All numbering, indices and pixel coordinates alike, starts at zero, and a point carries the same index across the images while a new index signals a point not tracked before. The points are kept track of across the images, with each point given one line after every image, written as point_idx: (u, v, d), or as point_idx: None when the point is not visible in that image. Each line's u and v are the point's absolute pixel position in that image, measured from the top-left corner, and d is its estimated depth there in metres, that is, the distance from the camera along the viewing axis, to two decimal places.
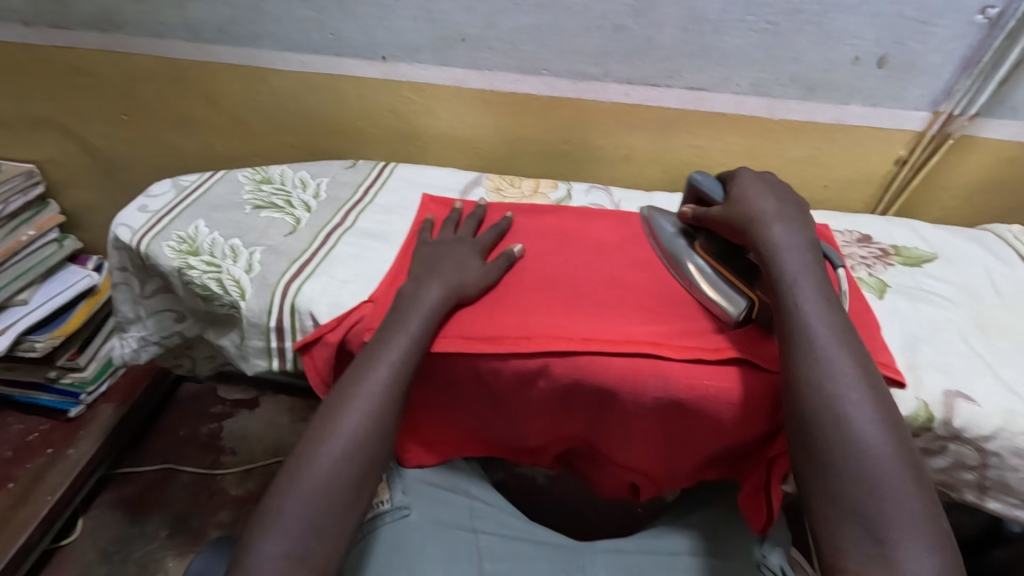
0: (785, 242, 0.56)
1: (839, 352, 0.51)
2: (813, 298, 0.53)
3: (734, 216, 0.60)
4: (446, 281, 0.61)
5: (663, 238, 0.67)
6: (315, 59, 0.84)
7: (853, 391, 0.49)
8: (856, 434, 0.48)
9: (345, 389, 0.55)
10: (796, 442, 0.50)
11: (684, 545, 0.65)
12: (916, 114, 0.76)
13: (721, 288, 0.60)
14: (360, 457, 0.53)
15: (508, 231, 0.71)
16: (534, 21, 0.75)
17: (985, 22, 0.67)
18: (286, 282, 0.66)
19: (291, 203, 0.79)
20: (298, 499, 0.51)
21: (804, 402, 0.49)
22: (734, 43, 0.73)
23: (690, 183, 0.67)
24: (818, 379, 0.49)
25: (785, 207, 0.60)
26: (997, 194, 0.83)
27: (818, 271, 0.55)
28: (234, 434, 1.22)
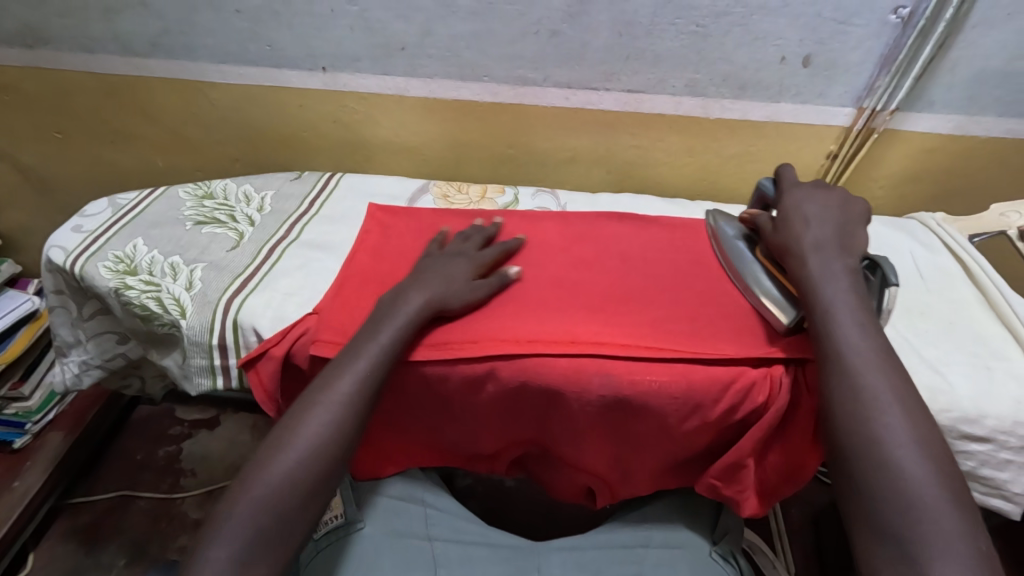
0: (820, 268, 0.55)
1: (878, 374, 0.48)
2: (848, 320, 0.51)
3: (775, 238, 0.59)
4: (426, 292, 0.60)
5: (724, 240, 0.68)
6: (254, 70, 0.83)
7: (892, 413, 0.47)
8: (892, 456, 0.45)
9: (311, 397, 0.54)
10: (834, 464, 0.48)
11: (637, 536, 0.66)
12: (842, 110, 0.80)
13: (772, 289, 0.60)
14: (319, 470, 0.52)
15: (518, 252, 0.69)
16: (471, 29, 0.76)
17: (898, 21, 0.70)
18: (228, 297, 0.65)
19: (234, 217, 0.78)
20: (246, 507, 0.50)
21: (840, 423, 0.48)
22: (666, 46, 0.75)
23: (758, 189, 0.67)
24: (854, 400, 0.48)
25: (829, 232, 0.57)
26: (923, 183, 0.88)
27: (856, 294, 0.53)
28: (195, 455, 1.18)
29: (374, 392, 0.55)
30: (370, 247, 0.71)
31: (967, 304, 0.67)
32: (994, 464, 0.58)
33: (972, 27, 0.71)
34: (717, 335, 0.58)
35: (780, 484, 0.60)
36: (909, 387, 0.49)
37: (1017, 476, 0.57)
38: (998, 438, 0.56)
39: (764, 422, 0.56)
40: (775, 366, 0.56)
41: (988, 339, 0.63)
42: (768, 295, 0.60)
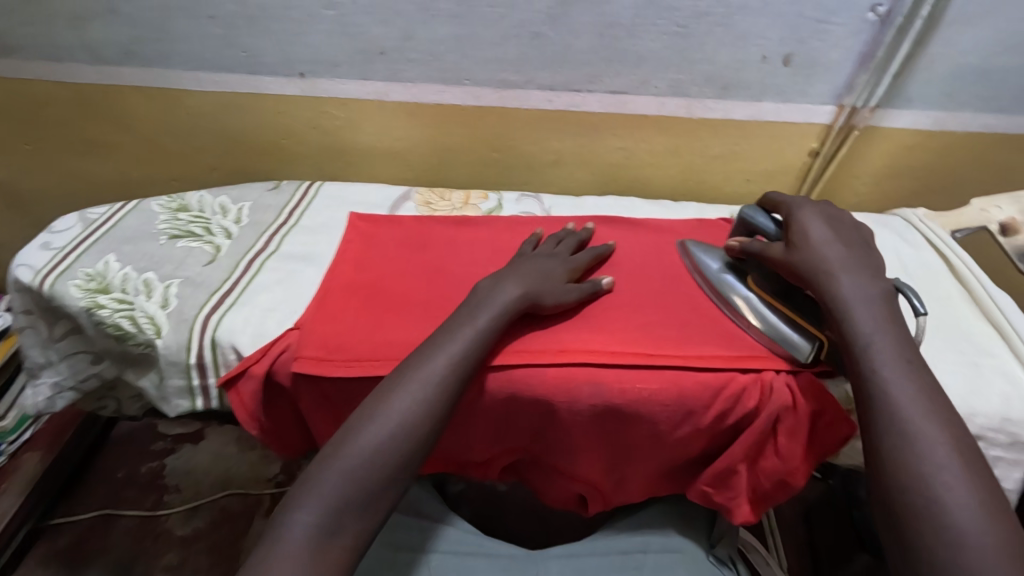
0: (852, 292, 0.52)
1: (931, 424, 0.45)
2: (894, 361, 0.48)
3: (798, 261, 0.55)
4: (526, 285, 0.59)
5: (710, 274, 0.64)
6: (228, 77, 0.80)
7: (948, 469, 0.43)
8: (949, 516, 0.42)
9: (403, 372, 0.52)
10: (883, 522, 0.45)
11: (634, 542, 0.66)
12: (823, 108, 0.80)
13: (783, 326, 0.58)
14: (412, 446, 0.50)
15: (609, 258, 0.68)
16: (451, 32, 0.74)
17: (877, 19, 0.70)
18: (206, 314, 0.63)
19: (211, 230, 0.75)
20: (336, 476, 0.48)
21: (889, 476, 0.45)
22: (648, 47, 0.74)
23: (741, 218, 0.63)
24: (903, 451, 0.45)
25: (851, 255, 0.55)
26: (905, 179, 0.88)
27: (898, 330, 0.50)
28: (179, 470, 1.13)
29: (465, 373, 0.52)
30: (353, 256, 0.69)
31: (953, 300, 0.67)
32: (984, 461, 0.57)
33: (949, 24, 0.71)
34: (704, 339, 0.58)
35: (774, 491, 0.58)
36: (965, 439, 0.45)
37: (1005, 471, 0.57)
38: (987, 435, 0.56)
39: (754, 429, 0.55)
40: (764, 369, 0.56)
41: (974, 335, 0.63)
42: (778, 333, 0.57)
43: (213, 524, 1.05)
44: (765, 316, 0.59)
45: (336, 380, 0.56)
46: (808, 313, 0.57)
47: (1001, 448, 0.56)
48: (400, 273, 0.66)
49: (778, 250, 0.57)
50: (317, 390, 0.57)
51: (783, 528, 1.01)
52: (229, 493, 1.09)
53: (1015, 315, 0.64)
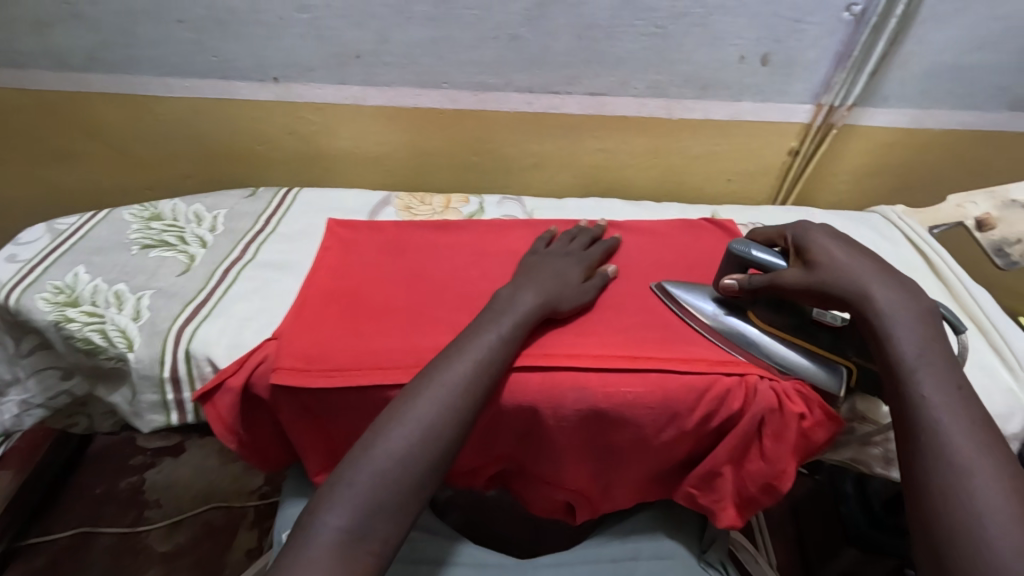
0: (891, 315, 0.49)
1: (982, 455, 0.43)
2: (941, 388, 0.46)
3: (829, 285, 0.51)
4: (544, 292, 0.59)
5: (709, 317, 0.60)
6: (200, 82, 0.78)
7: (1000, 504, 0.41)
8: (1002, 553, 0.40)
9: (429, 374, 0.51)
10: (928, 556, 0.43)
11: (625, 549, 0.65)
12: (802, 107, 0.80)
13: (803, 361, 0.57)
14: (442, 447, 0.48)
15: (616, 251, 0.69)
16: (427, 34, 0.73)
17: (852, 18, 0.70)
18: (180, 326, 0.61)
19: (184, 239, 0.74)
20: (367, 475, 0.46)
21: (935, 505, 0.43)
22: (626, 48, 0.74)
23: (728, 253, 0.58)
24: (952, 482, 0.43)
25: (881, 271, 0.52)
26: (883, 177, 0.89)
27: (945, 354, 0.48)
28: (159, 484, 1.09)
29: (493, 376, 0.51)
30: (332, 262, 0.68)
31: (931, 295, 0.68)
32: None
33: (922, 23, 0.72)
34: (686, 341, 0.58)
35: (759, 495, 0.58)
36: (1018, 473, 0.43)
37: None
38: None
39: (738, 431, 0.55)
40: (749, 371, 0.56)
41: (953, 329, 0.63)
42: (800, 368, 0.56)
43: (196, 539, 1.02)
44: (782, 352, 0.57)
45: (316, 391, 0.55)
46: (823, 341, 0.57)
47: None
48: (380, 280, 0.65)
49: (796, 276, 0.53)
50: (297, 402, 0.56)
51: (771, 525, 1.02)
52: (212, 506, 1.06)
53: (992, 308, 0.65)
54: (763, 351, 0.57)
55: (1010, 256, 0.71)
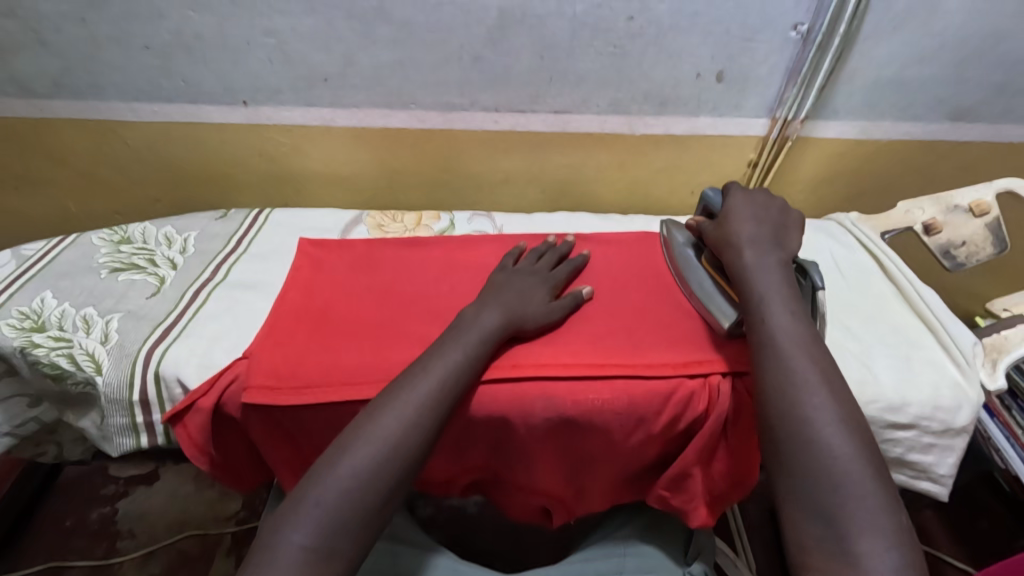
0: (755, 253, 0.57)
1: (808, 357, 0.50)
2: (776, 307, 0.53)
3: (715, 233, 0.61)
4: (509, 309, 0.60)
5: (674, 247, 0.68)
6: (169, 107, 0.79)
7: (819, 395, 0.48)
8: (821, 435, 0.46)
9: (395, 392, 0.51)
10: (767, 448, 0.49)
11: (610, 563, 0.67)
12: (757, 121, 0.84)
13: (718, 297, 0.61)
14: (407, 463, 0.49)
15: (583, 267, 0.70)
16: (392, 57, 0.75)
17: (798, 37, 0.75)
18: (149, 348, 0.61)
19: (154, 261, 0.74)
20: (334, 493, 0.47)
21: (771, 403, 0.49)
22: (586, 67, 0.77)
23: (701, 198, 0.67)
24: (784, 381, 0.49)
25: (761, 227, 0.60)
26: (838, 185, 0.93)
27: (785, 279, 0.55)
28: (132, 514, 1.04)
29: (457, 392, 0.53)
30: (303, 281, 0.68)
31: (883, 296, 0.71)
32: (919, 448, 0.61)
33: (864, 40, 0.76)
34: (653, 346, 0.60)
35: (729, 490, 0.61)
36: (833, 368, 0.50)
37: (940, 457, 0.61)
38: (921, 423, 0.59)
39: (704, 432, 0.57)
40: (712, 374, 0.57)
41: (903, 328, 0.67)
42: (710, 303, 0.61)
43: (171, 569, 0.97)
44: (705, 286, 0.63)
45: (288, 408, 0.55)
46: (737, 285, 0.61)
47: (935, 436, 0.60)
48: (349, 297, 0.66)
49: (708, 227, 0.63)
50: (269, 419, 0.56)
51: (750, 530, 1.03)
52: (187, 534, 1.01)
53: (939, 307, 0.68)
54: (693, 280, 0.64)
55: (957, 258, 0.76)
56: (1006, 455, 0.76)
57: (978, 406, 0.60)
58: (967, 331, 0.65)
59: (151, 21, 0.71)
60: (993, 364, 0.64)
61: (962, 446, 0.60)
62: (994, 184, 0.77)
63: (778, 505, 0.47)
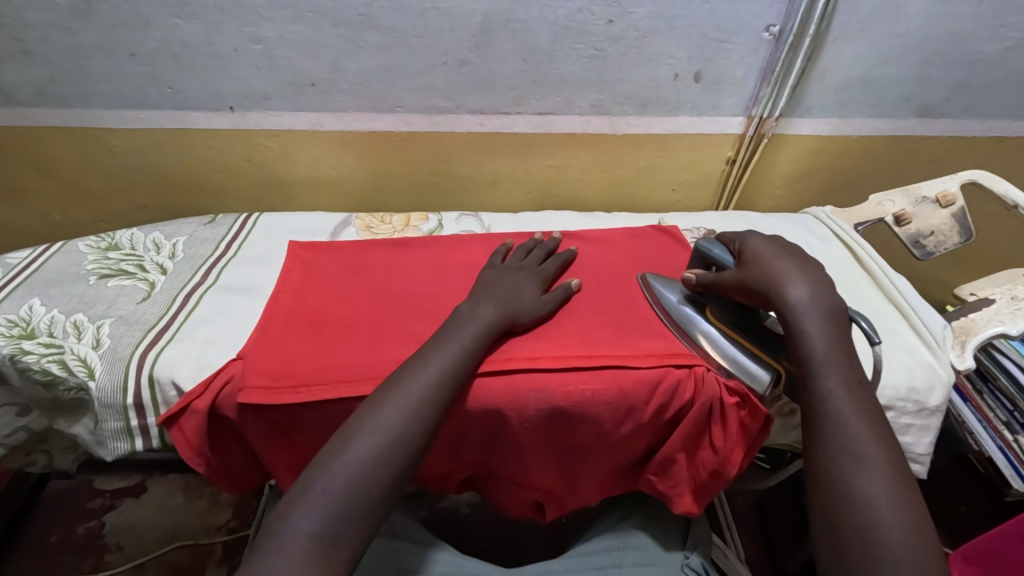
0: (804, 308, 0.54)
1: (875, 446, 0.48)
2: (842, 383, 0.51)
3: (752, 279, 0.57)
4: (501, 304, 0.61)
5: (669, 306, 0.65)
6: (156, 114, 0.79)
7: (884, 487, 0.47)
8: (882, 527, 0.45)
9: (395, 385, 0.53)
10: (826, 538, 0.47)
11: (609, 556, 0.67)
12: (734, 119, 0.87)
13: (744, 358, 0.59)
14: (410, 453, 0.50)
15: (571, 262, 0.72)
16: (379, 62, 0.76)
17: (771, 38, 0.78)
18: (142, 352, 0.61)
19: (143, 267, 0.74)
20: (340, 483, 0.47)
21: (832, 491, 0.48)
22: (569, 69, 0.79)
23: (698, 250, 0.64)
24: (847, 463, 0.48)
25: (806, 268, 0.57)
26: (814, 181, 0.96)
27: (846, 350, 0.53)
28: (119, 527, 1.01)
29: (454, 384, 0.54)
30: (295, 284, 0.69)
31: (860, 286, 0.74)
32: (897, 429, 0.63)
33: (833, 41, 0.79)
34: (640, 337, 0.62)
35: (712, 482, 0.62)
36: (900, 456, 0.49)
37: (917, 437, 0.63)
38: (896, 404, 0.62)
39: (689, 420, 0.59)
40: (696, 363, 0.60)
41: (879, 316, 0.69)
42: (741, 367, 0.59)
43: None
44: (724, 347, 0.60)
45: (285, 408, 0.56)
46: (760, 342, 0.59)
47: (909, 415, 0.62)
48: (343, 298, 0.67)
49: (731, 273, 0.60)
50: (265, 419, 0.57)
51: (738, 521, 1.05)
52: (178, 545, 0.98)
53: (911, 293, 0.71)
54: (708, 341, 0.61)
55: (926, 247, 0.79)
56: (980, 439, 0.79)
57: (950, 385, 0.63)
58: (938, 316, 0.68)
59: (138, 30, 0.71)
60: (962, 345, 0.67)
61: (937, 425, 0.63)
62: (959, 176, 0.80)
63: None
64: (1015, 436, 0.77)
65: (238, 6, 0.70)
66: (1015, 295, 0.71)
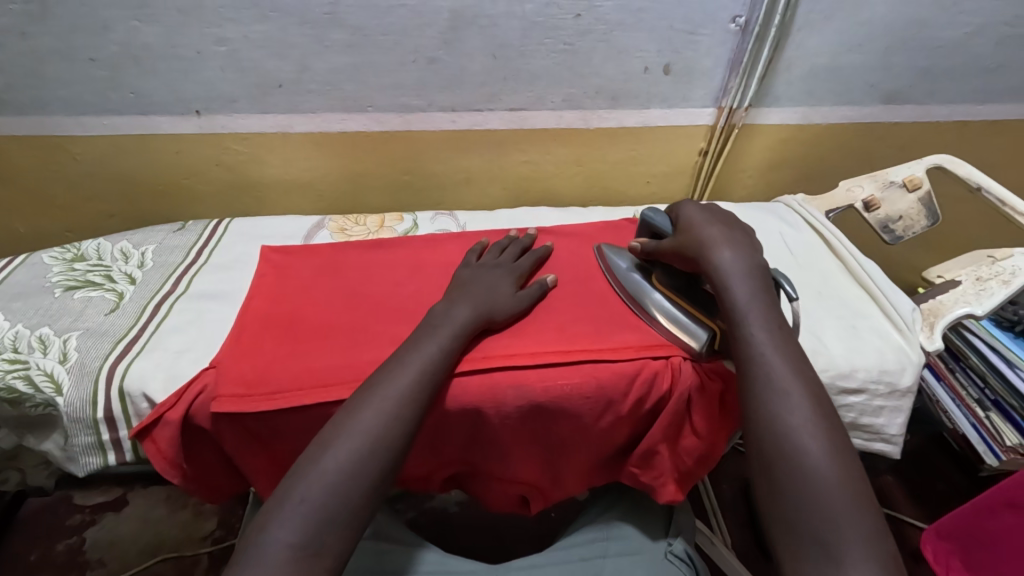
0: (729, 264, 0.56)
1: (797, 382, 0.49)
2: (764, 326, 0.52)
3: (686, 245, 0.60)
4: (475, 303, 0.61)
5: (619, 274, 0.68)
6: (119, 120, 0.78)
7: (809, 422, 0.47)
8: (811, 459, 0.46)
9: (371, 389, 0.52)
10: (761, 477, 0.48)
11: (594, 548, 0.66)
12: (705, 110, 0.87)
13: (683, 319, 0.61)
14: (390, 456, 0.50)
15: (547, 258, 0.72)
16: (348, 61, 0.75)
17: (737, 29, 0.78)
18: (112, 364, 0.60)
19: (111, 277, 0.73)
20: (320, 490, 0.47)
21: (760, 431, 0.48)
22: (540, 65, 0.79)
23: (642, 221, 0.67)
24: (773, 403, 0.49)
25: (732, 231, 0.60)
26: (786, 169, 0.98)
27: (766, 296, 0.54)
28: (101, 543, 0.98)
29: (432, 386, 0.54)
30: (268, 289, 0.68)
31: (832, 272, 0.75)
32: (871, 411, 0.65)
33: (798, 31, 0.80)
34: (617, 330, 0.62)
35: (694, 469, 0.63)
36: (822, 391, 0.50)
37: (890, 419, 0.65)
38: (869, 387, 0.63)
39: (668, 410, 0.59)
40: (674, 354, 0.60)
41: (850, 301, 0.71)
42: (679, 327, 0.61)
43: None
44: (665, 310, 0.62)
45: (261, 416, 0.55)
46: (700, 304, 0.61)
47: (882, 398, 0.64)
48: (316, 300, 0.66)
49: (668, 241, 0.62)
50: (241, 427, 0.56)
51: (724, 508, 1.06)
52: (162, 558, 0.96)
53: (881, 277, 0.73)
54: (650, 306, 0.63)
55: (895, 232, 0.80)
56: (953, 415, 0.82)
57: (920, 366, 0.64)
58: (906, 298, 0.70)
59: (96, 34, 0.69)
60: (931, 327, 0.68)
61: (910, 407, 0.64)
62: (925, 161, 0.81)
63: (771, 532, 0.47)
64: (987, 412, 0.78)
65: (199, 7, 0.69)
66: (979, 275, 0.72)
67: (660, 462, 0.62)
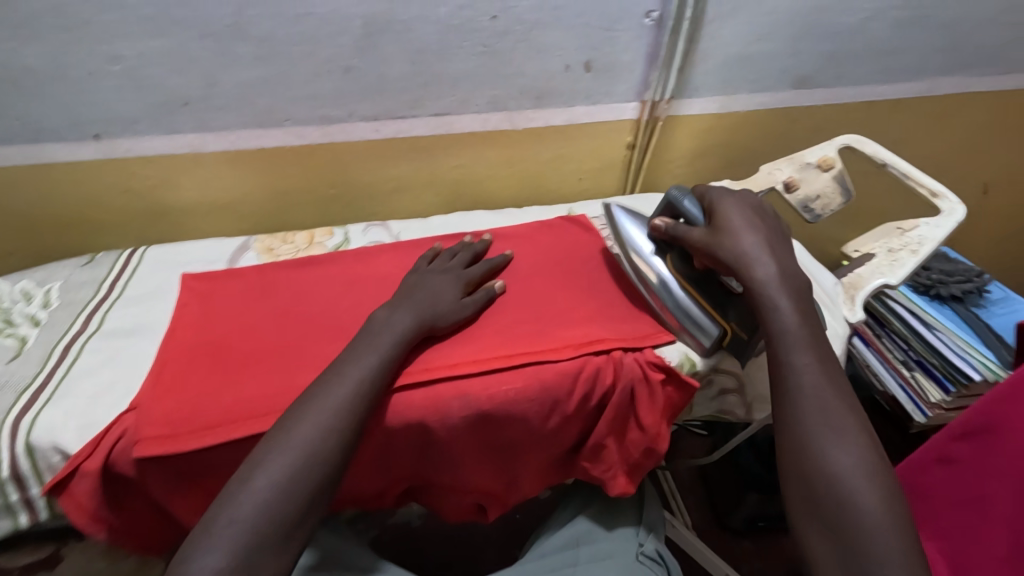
0: (773, 280, 0.56)
1: (847, 417, 0.51)
2: (812, 358, 0.53)
3: (722, 248, 0.58)
4: (418, 309, 0.59)
5: (637, 249, 0.66)
6: (7, 150, 0.71)
7: (856, 457, 0.49)
8: (856, 495, 0.48)
9: (308, 401, 0.50)
10: (804, 507, 0.50)
11: (564, 557, 0.66)
12: (629, 105, 0.89)
13: (693, 310, 0.63)
14: (329, 470, 0.48)
15: (504, 267, 0.70)
16: (257, 74, 0.72)
17: (653, 23, 0.80)
18: (16, 417, 0.55)
19: (10, 320, 0.67)
20: (249, 511, 0.45)
21: (807, 461, 0.50)
22: (460, 68, 0.78)
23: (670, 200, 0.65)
24: (821, 436, 0.50)
25: (771, 240, 0.59)
26: (710, 156, 1.01)
27: (812, 325, 0.55)
28: None
29: (372, 393, 0.52)
30: (191, 318, 0.64)
31: None
32: None
33: (711, 22, 0.83)
34: (556, 328, 0.62)
35: (643, 459, 0.64)
36: (868, 426, 0.52)
37: None
38: None
39: (612, 404, 0.60)
40: (614, 348, 0.61)
41: None
42: (688, 317, 0.63)
43: None
44: (678, 297, 0.64)
45: (190, 455, 0.52)
46: (714, 300, 0.62)
47: None
48: (244, 325, 0.63)
49: (701, 234, 0.60)
50: (170, 469, 0.52)
51: (682, 491, 1.09)
52: None
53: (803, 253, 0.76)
54: (666, 291, 0.64)
55: (814, 210, 0.84)
56: (883, 378, 0.86)
57: (843, 338, 0.68)
58: (828, 275, 0.75)
59: None
60: (852, 299, 0.72)
61: None
62: (835, 142, 0.86)
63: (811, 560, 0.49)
64: (912, 372, 0.84)
65: (85, 25, 0.64)
66: (891, 247, 0.75)
67: (610, 455, 0.63)
